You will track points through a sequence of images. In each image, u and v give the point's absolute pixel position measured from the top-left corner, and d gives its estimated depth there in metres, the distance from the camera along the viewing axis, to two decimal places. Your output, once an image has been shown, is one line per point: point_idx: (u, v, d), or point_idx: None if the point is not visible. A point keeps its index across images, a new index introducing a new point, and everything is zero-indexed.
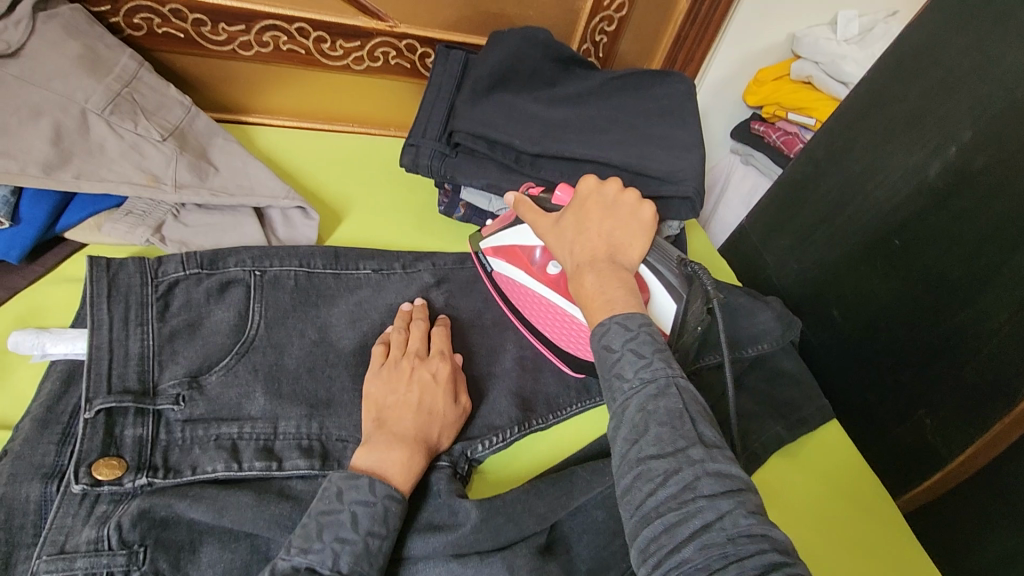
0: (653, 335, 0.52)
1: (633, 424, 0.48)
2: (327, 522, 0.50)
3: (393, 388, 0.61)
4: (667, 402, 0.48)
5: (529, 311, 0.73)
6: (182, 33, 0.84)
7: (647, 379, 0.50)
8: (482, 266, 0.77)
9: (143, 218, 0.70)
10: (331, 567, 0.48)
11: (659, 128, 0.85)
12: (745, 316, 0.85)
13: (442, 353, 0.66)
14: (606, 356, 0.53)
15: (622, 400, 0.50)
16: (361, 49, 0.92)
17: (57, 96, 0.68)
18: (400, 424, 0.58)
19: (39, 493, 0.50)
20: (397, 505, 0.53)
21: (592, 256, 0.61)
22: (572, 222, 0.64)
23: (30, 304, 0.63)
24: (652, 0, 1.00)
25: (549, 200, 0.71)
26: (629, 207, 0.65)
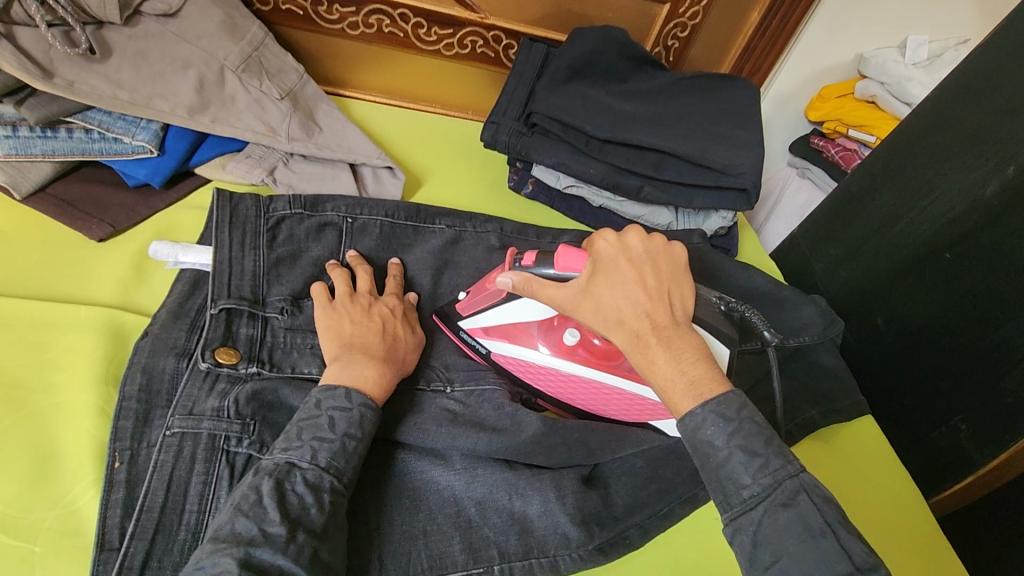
0: (756, 423, 0.52)
1: (770, 544, 0.48)
2: (306, 424, 0.54)
3: (348, 317, 0.65)
4: (800, 512, 0.48)
5: (559, 389, 0.71)
6: (301, 11, 0.96)
7: (768, 485, 0.50)
8: (475, 349, 0.72)
9: (259, 161, 0.80)
10: (309, 461, 0.51)
11: (722, 126, 0.91)
12: (789, 309, 0.90)
13: (393, 292, 0.71)
14: (708, 452, 0.52)
15: (744, 510, 0.50)
16: (452, 37, 1.01)
17: (202, 52, 0.78)
18: (368, 345, 0.62)
19: (172, 367, 0.59)
20: (371, 411, 0.56)
21: (652, 321, 0.57)
22: (609, 287, 0.59)
23: (165, 222, 0.74)
24: (724, 12, 1.06)
25: (547, 264, 0.64)
26: (659, 254, 0.62)
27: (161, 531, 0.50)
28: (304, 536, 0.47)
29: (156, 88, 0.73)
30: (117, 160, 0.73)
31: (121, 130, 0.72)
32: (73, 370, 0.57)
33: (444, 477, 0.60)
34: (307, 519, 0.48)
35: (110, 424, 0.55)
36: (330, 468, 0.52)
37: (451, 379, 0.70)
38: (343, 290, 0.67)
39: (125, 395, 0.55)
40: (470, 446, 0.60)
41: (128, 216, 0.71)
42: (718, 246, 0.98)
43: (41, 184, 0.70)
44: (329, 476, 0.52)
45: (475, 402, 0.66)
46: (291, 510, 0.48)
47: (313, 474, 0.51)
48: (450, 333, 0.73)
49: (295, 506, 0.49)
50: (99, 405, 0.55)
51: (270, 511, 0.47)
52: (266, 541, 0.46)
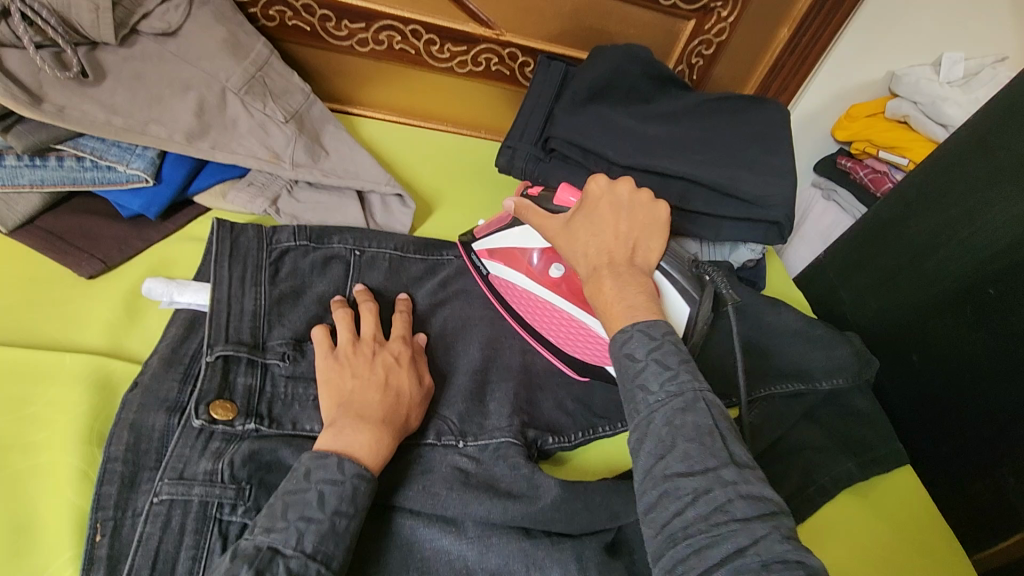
0: (677, 346, 0.52)
1: (659, 438, 0.47)
2: (293, 500, 0.49)
3: (351, 371, 0.59)
4: (696, 418, 0.47)
5: (533, 317, 0.72)
6: (309, 27, 0.91)
7: (673, 392, 0.49)
8: (476, 269, 0.75)
9: (262, 190, 0.76)
10: (293, 547, 0.46)
11: (752, 152, 0.86)
12: (822, 348, 0.83)
13: (403, 336, 0.65)
14: (628, 366, 0.51)
15: (647, 416, 0.49)
16: (466, 54, 0.97)
17: (202, 73, 0.73)
18: (367, 406, 0.56)
19: (163, 423, 0.55)
20: (365, 484, 0.51)
21: (610, 258, 0.59)
22: (583, 224, 0.62)
23: (160, 256, 0.69)
24: (751, 29, 1.01)
25: (548, 199, 0.69)
26: (642, 206, 0.62)
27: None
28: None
29: (153, 112, 0.69)
30: (110, 190, 0.69)
31: (115, 159, 0.68)
32: (56, 428, 0.52)
33: (456, 547, 0.55)
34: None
35: (93, 490, 0.50)
36: (316, 554, 0.47)
37: (465, 432, 0.63)
38: (348, 335, 0.63)
39: (110, 457, 0.51)
40: (483, 513, 0.56)
41: (121, 251, 0.67)
42: (744, 279, 0.93)
43: (29, 216, 0.66)
44: (316, 563, 0.47)
45: (489, 459, 0.61)
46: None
47: (297, 562, 0.46)
48: (461, 252, 0.77)
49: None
50: (81, 469, 0.51)
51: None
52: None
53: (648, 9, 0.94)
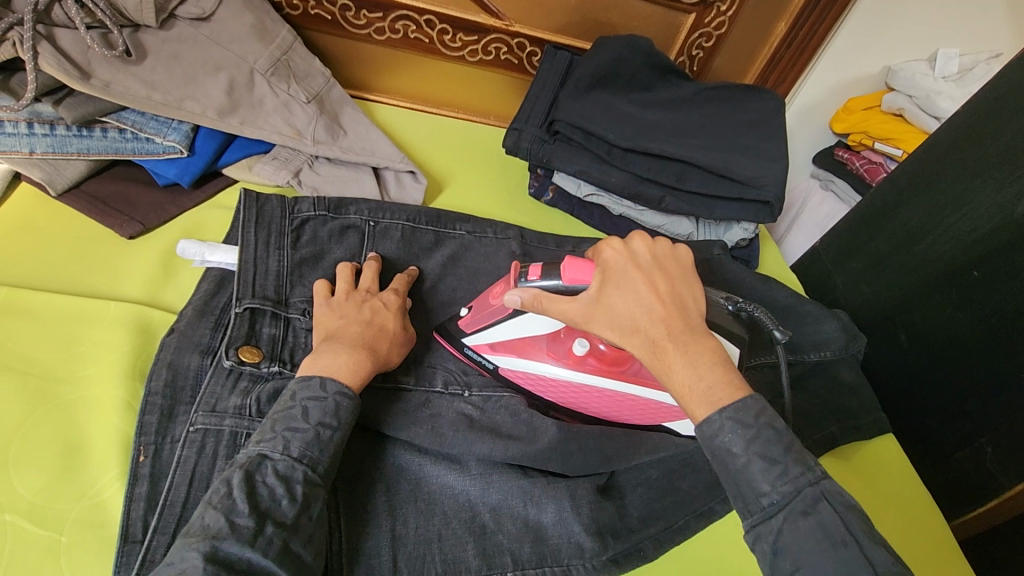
0: (775, 429, 0.49)
1: (790, 552, 0.46)
2: (280, 415, 0.53)
3: (339, 311, 0.64)
4: (821, 519, 0.46)
5: (568, 400, 0.69)
6: (330, 16, 0.97)
7: (789, 492, 0.47)
8: (482, 365, 0.69)
9: (286, 163, 0.81)
10: (280, 452, 0.51)
11: (746, 137, 0.90)
12: (811, 324, 0.88)
13: (396, 289, 0.70)
14: (727, 459, 0.50)
15: (765, 520, 0.48)
16: (476, 43, 1.02)
17: (233, 56, 0.79)
18: (348, 335, 0.60)
19: (197, 364, 0.60)
20: (347, 400, 0.55)
21: (668, 326, 0.53)
22: (620, 295, 0.56)
23: (193, 221, 0.75)
24: (749, 23, 1.06)
25: (553, 275, 0.62)
26: (666, 257, 0.59)
27: (181, 526, 0.50)
28: (273, 529, 0.47)
29: (188, 90, 0.75)
30: (148, 160, 0.75)
31: (153, 131, 0.74)
32: (102, 366, 0.58)
33: (459, 482, 0.60)
34: (278, 512, 0.48)
35: (136, 418, 0.56)
36: (302, 458, 0.51)
37: (469, 384, 0.70)
38: (343, 282, 0.67)
39: (151, 391, 0.56)
40: (486, 452, 0.61)
41: (158, 215, 0.73)
42: (739, 258, 0.97)
43: (76, 181, 0.72)
44: (303, 467, 0.51)
45: (492, 408, 0.66)
46: (261, 502, 0.48)
47: (284, 465, 0.50)
48: (455, 351, 0.70)
49: (266, 498, 0.48)
50: (125, 400, 0.56)
51: (238, 502, 0.47)
52: (233, 533, 0.46)
53: (650, 2, 0.99)
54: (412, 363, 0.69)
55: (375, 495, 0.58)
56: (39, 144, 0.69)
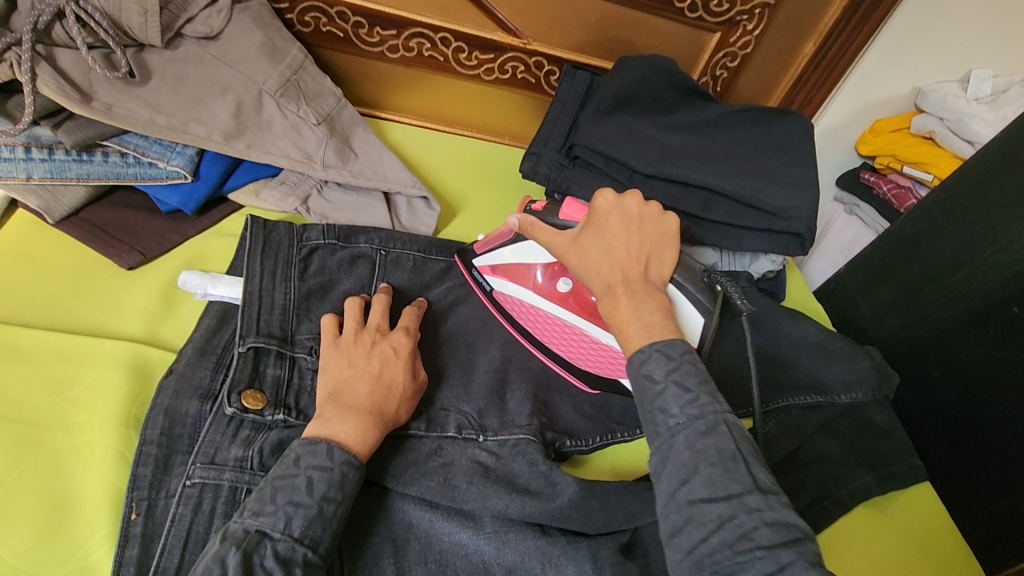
0: (695, 366, 0.52)
1: (681, 462, 0.48)
2: (282, 485, 0.50)
3: (348, 358, 0.60)
4: (718, 442, 0.48)
5: (541, 333, 0.72)
6: (342, 33, 0.94)
7: (693, 416, 0.50)
8: (478, 284, 0.75)
9: (294, 189, 0.78)
10: (281, 531, 0.48)
11: (775, 164, 0.86)
12: (841, 361, 0.83)
13: (407, 329, 0.65)
14: (647, 387, 0.52)
15: (669, 439, 0.50)
16: (493, 61, 0.99)
17: (241, 76, 0.75)
18: (355, 396, 0.56)
19: (196, 410, 0.56)
20: (353, 471, 0.52)
21: (623, 274, 0.59)
22: (594, 240, 0.62)
23: (196, 249, 0.72)
24: (776, 43, 1.02)
25: (553, 212, 0.68)
26: (651, 219, 0.63)
27: None
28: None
29: (194, 112, 0.71)
30: (151, 185, 0.72)
31: (156, 156, 0.70)
32: (95, 411, 0.54)
33: (473, 540, 0.56)
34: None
35: (129, 471, 0.52)
36: (304, 538, 0.48)
37: (484, 427, 0.65)
38: (349, 326, 0.63)
39: (146, 440, 0.53)
40: (502, 509, 0.57)
41: (159, 244, 0.69)
42: (764, 289, 0.93)
43: (74, 209, 0.69)
44: (303, 547, 0.48)
45: (509, 455, 0.62)
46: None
47: (285, 545, 0.47)
48: (461, 267, 0.77)
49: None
50: (118, 450, 0.53)
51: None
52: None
53: (674, 21, 0.96)
54: (423, 406, 0.65)
55: (383, 556, 0.54)
56: (36, 169, 0.66)
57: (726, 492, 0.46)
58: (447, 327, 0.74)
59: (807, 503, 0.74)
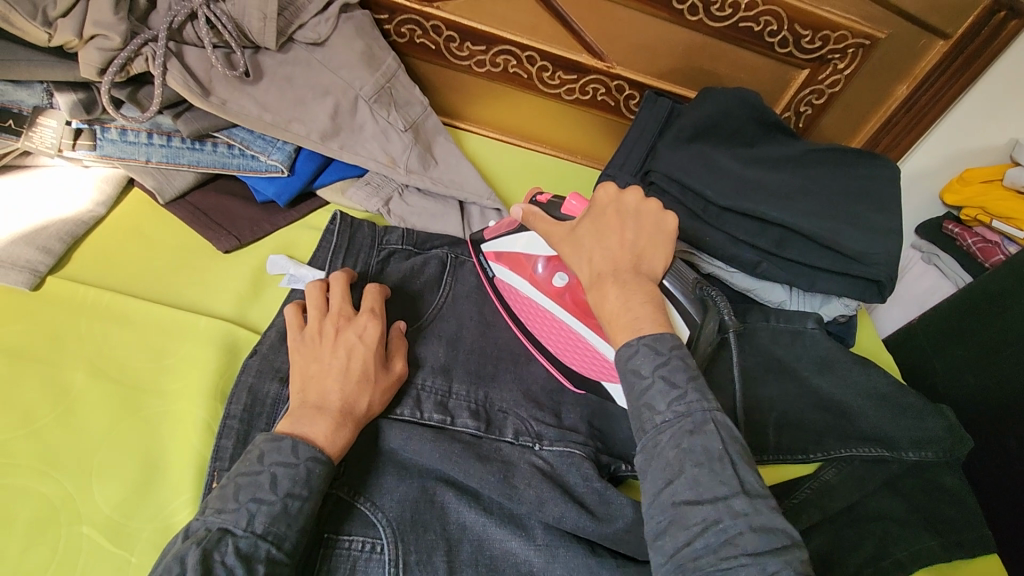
0: (685, 362, 0.52)
1: (668, 460, 0.48)
2: (245, 483, 0.49)
3: (316, 353, 0.59)
4: (705, 442, 0.48)
5: (533, 324, 0.72)
6: (434, 45, 0.98)
7: (682, 414, 0.49)
8: (483, 270, 0.76)
9: (377, 190, 0.82)
10: (243, 528, 0.47)
11: (857, 208, 0.84)
12: (911, 416, 0.80)
13: (373, 312, 0.63)
14: (635, 381, 0.52)
15: (655, 435, 0.50)
16: (575, 82, 1.01)
17: (341, 81, 0.79)
18: (322, 395, 0.55)
19: (276, 392, 0.59)
20: (320, 467, 0.51)
21: (615, 265, 0.58)
22: (588, 230, 0.62)
23: (285, 238, 0.76)
24: (865, 85, 0.99)
25: (556, 206, 0.69)
26: (650, 215, 0.61)
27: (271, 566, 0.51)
28: None
29: (296, 112, 0.76)
30: (251, 176, 0.77)
31: (258, 149, 0.76)
32: (188, 381, 0.59)
33: (524, 551, 0.56)
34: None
35: (213, 442, 0.55)
36: (267, 535, 0.47)
37: (542, 435, 0.66)
38: (320, 309, 0.62)
39: (230, 414, 0.56)
40: (557, 519, 0.57)
41: (252, 231, 0.74)
42: (833, 333, 0.91)
43: (182, 191, 0.74)
44: (267, 543, 0.47)
45: (564, 467, 0.62)
46: None
47: (247, 543, 0.46)
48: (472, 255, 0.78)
49: None
50: (206, 420, 0.56)
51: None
52: None
53: (762, 55, 0.95)
54: (483, 408, 0.67)
55: (436, 554, 0.55)
56: (155, 154, 0.72)
57: (717, 494, 0.46)
58: (509, 335, 0.75)
59: (864, 560, 0.72)
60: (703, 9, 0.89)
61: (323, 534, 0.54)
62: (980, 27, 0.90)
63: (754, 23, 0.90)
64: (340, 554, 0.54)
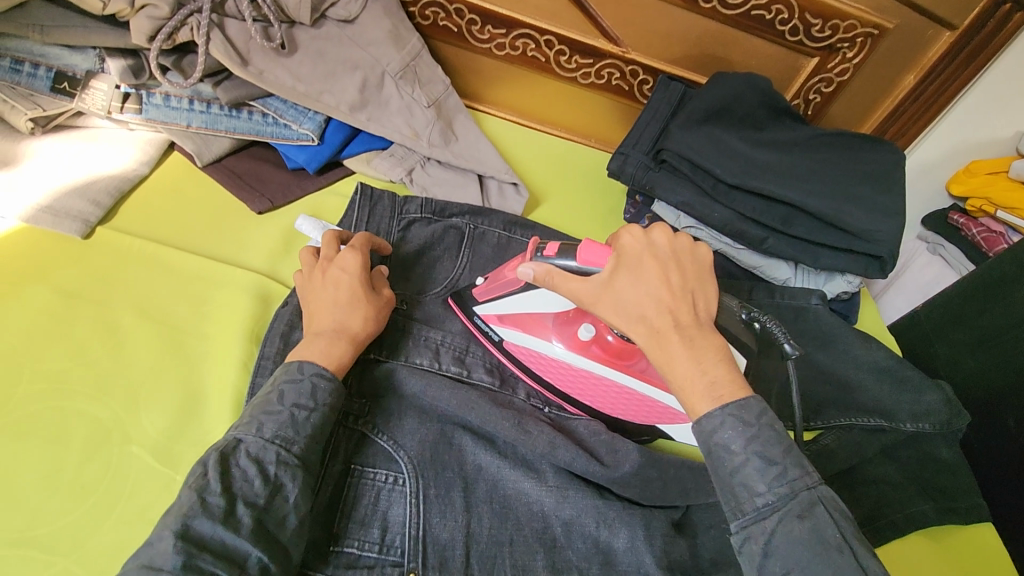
0: (775, 432, 0.51)
1: (781, 551, 0.47)
2: (258, 400, 0.53)
3: (309, 291, 0.62)
4: (815, 524, 0.47)
5: (563, 383, 0.70)
6: (456, 28, 1.02)
7: (784, 495, 0.49)
8: (488, 337, 0.72)
9: (401, 161, 0.86)
10: (254, 434, 0.50)
11: (863, 189, 0.87)
12: (909, 390, 0.82)
13: (352, 247, 0.65)
14: (724, 458, 0.51)
15: (758, 519, 0.49)
16: (591, 66, 1.04)
17: (369, 57, 0.84)
18: (321, 323, 0.59)
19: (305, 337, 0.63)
20: (325, 382, 0.54)
21: (674, 318, 0.54)
22: (629, 283, 0.56)
23: (314, 203, 0.81)
24: (874, 75, 1.02)
25: (570, 255, 0.62)
26: (685, 253, 0.58)
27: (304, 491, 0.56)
28: (247, 512, 0.46)
29: (325, 84, 0.80)
30: (282, 144, 0.81)
31: (291, 118, 0.80)
32: (226, 325, 0.63)
33: (536, 491, 0.60)
34: (249, 492, 0.47)
35: (249, 378, 0.60)
36: (276, 439, 0.50)
37: (549, 397, 0.72)
38: (305, 262, 0.65)
39: (265, 354, 0.60)
40: (568, 460, 0.61)
41: (284, 195, 0.78)
42: (837, 311, 0.94)
43: (219, 156, 0.78)
44: (276, 447, 0.50)
45: (569, 422, 0.68)
46: (234, 483, 0.47)
47: (257, 447, 0.49)
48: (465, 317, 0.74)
49: (239, 479, 0.47)
50: (242, 360, 0.61)
51: (211, 481, 0.46)
52: (205, 511, 0.45)
53: (773, 43, 0.99)
54: (498, 368, 0.72)
55: (454, 489, 0.59)
56: (195, 119, 0.77)
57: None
58: None
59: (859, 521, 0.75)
60: None
61: (350, 466, 0.59)
62: (987, 18, 0.93)
63: (766, 11, 0.94)
64: (366, 484, 0.58)
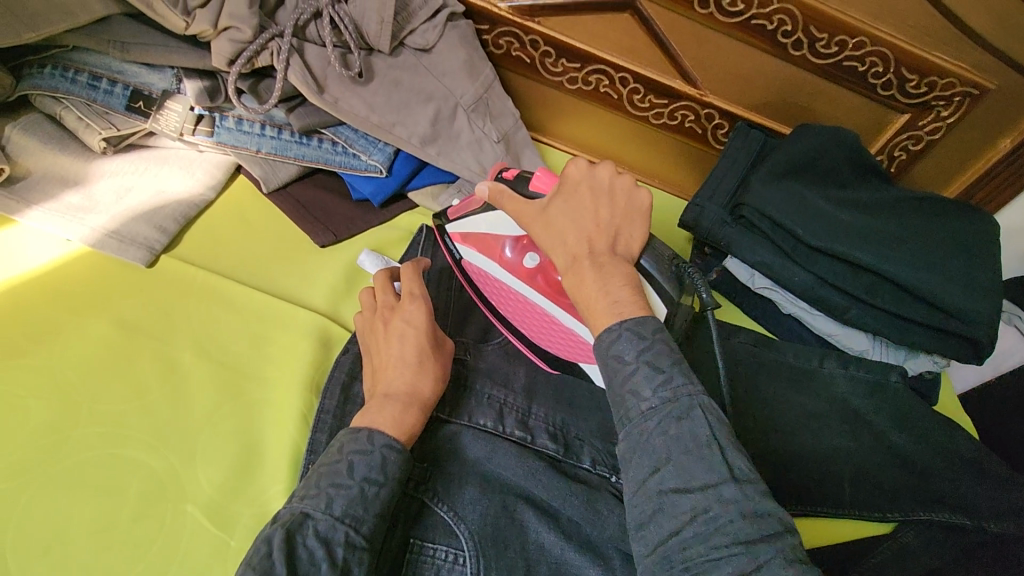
0: (668, 346, 0.50)
1: (655, 449, 0.46)
2: (325, 471, 0.49)
3: (373, 343, 0.59)
4: (691, 426, 0.46)
5: (504, 306, 0.71)
6: (528, 59, 0.99)
7: (667, 399, 0.47)
8: (449, 251, 0.72)
9: (467, 199, 0.81)
10: (323, 511, 0.47)
11: (959, 264, 0.80)
12: (996, 487, 0.75)
13: (413, 294, 0.61)
14: (617, 367, 0.50)
15: (639, 422, 0.48)
16: (665, 107, 1.00)
17: (443, 88, 0.79)
18: (389, 383, 0.56)
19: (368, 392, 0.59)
20: (394, 454, 0.51)
21: (590, 247, 0.55)
22: (563, 209, 0.57)
23: (377, 237, 0.77)
24: (968, 135, 0.95)
25: (524, 182, 0.61)
26: (623, 190, 0.58)
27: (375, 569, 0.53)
28: None
29: (399, 116, 0.77)
30: (350, 174, 0.78)
31: (360, 148, 0.77)
32: (285, 371, 0.60)
33: None
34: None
35: (308, 434, 0.56)
36: (345, 517, 0.47)
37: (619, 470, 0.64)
38: (368, 306, 0.62)
39: (325, 408, 0.57)
40: None
41: (348, 228, 0.75)
42: (918, 389, 0.88)
43: (285, 182, 0.76)
44: (345, 526, 0.47)
45: None
46: (299, 565, 0.44)
47: (326, 526, 0.46)
48: (439, 236, 0.74)
49: (305, 561, 0.44)
50: (302, 413, 0.57)
51: (276, 563, 0.43)
52: None
53: (863, 96, 0.94)
54: (559, 432, 0.65)
55: (516, 573, 0.54)
56: (265, 145, 0.74)
57: (708, 482, 0.44)
58: None
59: None
60: (808, 44, 0.88)
61: (410, 539, 0.56)
62: None
63: (859, 63, 0.89)
64: (425, 562, 0.55)
